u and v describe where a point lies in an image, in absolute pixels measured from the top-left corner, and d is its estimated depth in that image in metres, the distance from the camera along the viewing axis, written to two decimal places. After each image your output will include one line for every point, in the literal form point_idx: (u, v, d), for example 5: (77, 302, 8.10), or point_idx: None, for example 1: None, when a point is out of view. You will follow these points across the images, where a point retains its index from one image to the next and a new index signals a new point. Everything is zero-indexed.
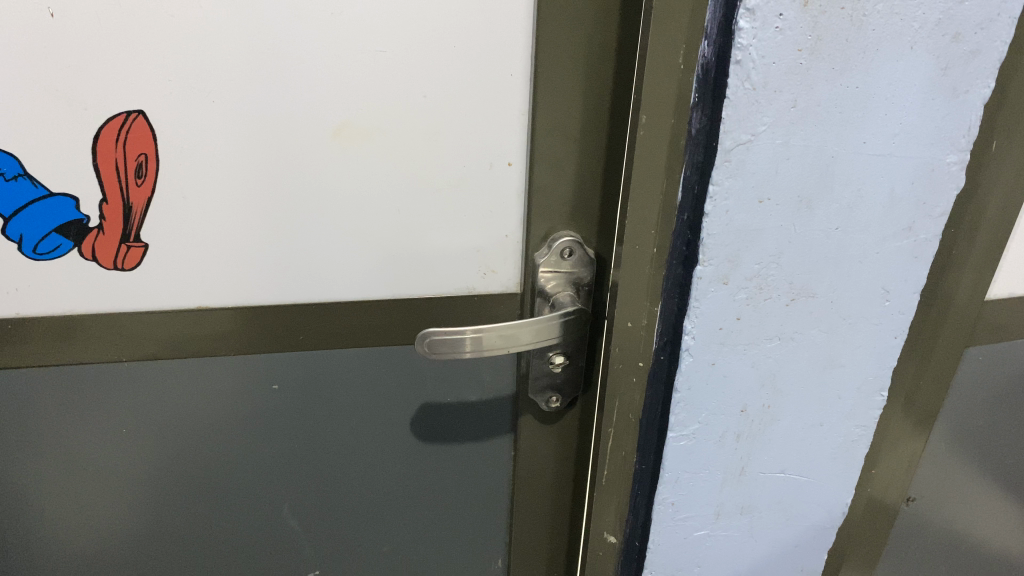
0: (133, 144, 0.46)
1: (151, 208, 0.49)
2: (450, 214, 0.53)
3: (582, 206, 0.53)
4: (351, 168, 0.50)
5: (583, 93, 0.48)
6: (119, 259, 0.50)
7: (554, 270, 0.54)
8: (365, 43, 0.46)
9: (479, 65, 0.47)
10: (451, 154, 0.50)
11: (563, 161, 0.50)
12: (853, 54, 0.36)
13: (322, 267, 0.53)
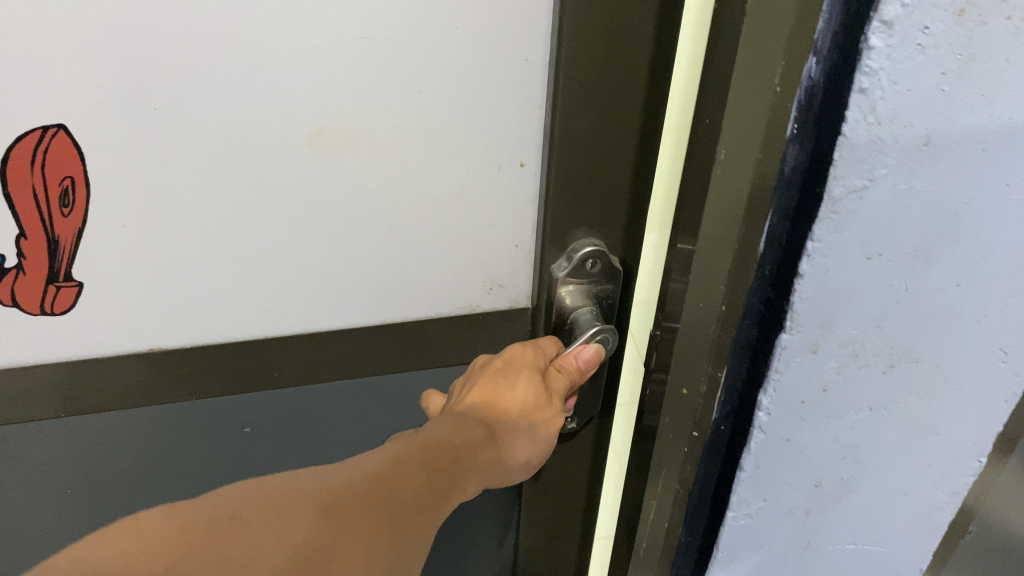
0: (55, 166, 0.37)
1: (83, 241, 0.39)
2: (451, 222, 0.44)
3: (612, 213, 0.44)
4: (331, 180, 0.41)
5: (618, 86, 0.38)
6: (47, 303, 0.40)
7: (576, 282, 0.45)
8: (344, 30, 0.36)
9: (486, 50, 0.38)
10: (450, 158, 0.42)
11: (591, 162, 0.41)
12: (1009, 78, 0.28)
13: (299, 290, 0.44)
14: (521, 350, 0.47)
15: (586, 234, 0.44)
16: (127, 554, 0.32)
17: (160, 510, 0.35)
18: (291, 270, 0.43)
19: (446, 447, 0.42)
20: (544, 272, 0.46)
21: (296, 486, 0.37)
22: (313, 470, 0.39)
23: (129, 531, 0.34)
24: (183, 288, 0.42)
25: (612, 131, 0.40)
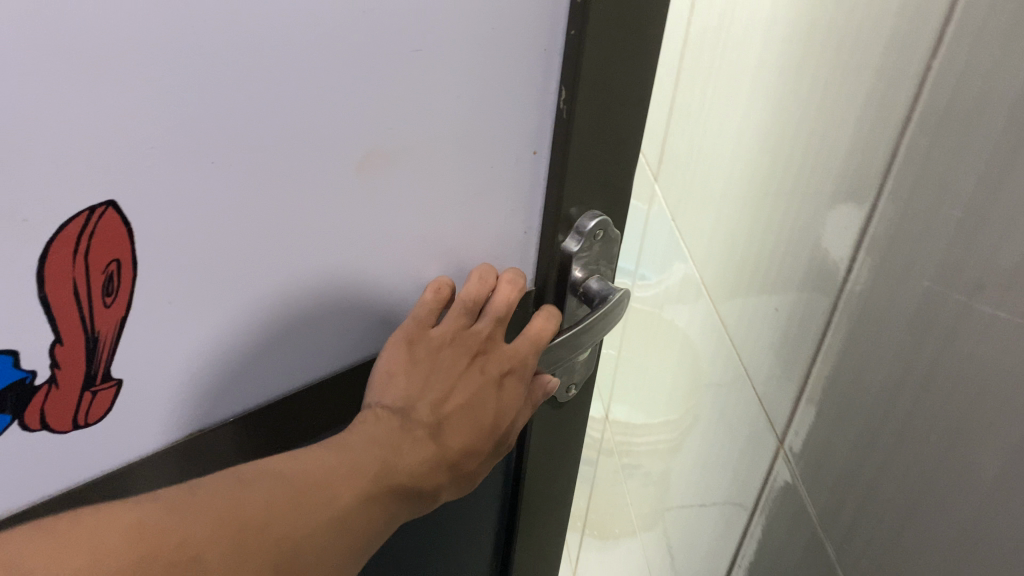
0: (99, 257, 0.32)
1: (124, 333, 0.34)
2: (473, 221, 0.43)
3: (609, 184, 0.45)
4: (376, 202, 0.38)
5: (619, 67, 0.39)
6: (81, 412, 0.35)
7: (586, 255, 0.47)
8: (400, 41, 0.33)
9: (521, 50, 0.37)
10: (482, 161, 0.40)
11: (599, 140, 0.42)
12: None
13: (322, 313, 0.41)
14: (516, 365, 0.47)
15: (589, 207, 0.45)
16: (105, 545, 0.29)
17: (130, 524, 0.30)
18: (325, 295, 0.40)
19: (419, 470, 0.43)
20: (555, 253, 0.46)
21: (270, 510, 0.34)
22: (284, 472, 0.36)
23: (79, 546, 0.29)
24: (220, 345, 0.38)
25: (613, 110, 0.41)
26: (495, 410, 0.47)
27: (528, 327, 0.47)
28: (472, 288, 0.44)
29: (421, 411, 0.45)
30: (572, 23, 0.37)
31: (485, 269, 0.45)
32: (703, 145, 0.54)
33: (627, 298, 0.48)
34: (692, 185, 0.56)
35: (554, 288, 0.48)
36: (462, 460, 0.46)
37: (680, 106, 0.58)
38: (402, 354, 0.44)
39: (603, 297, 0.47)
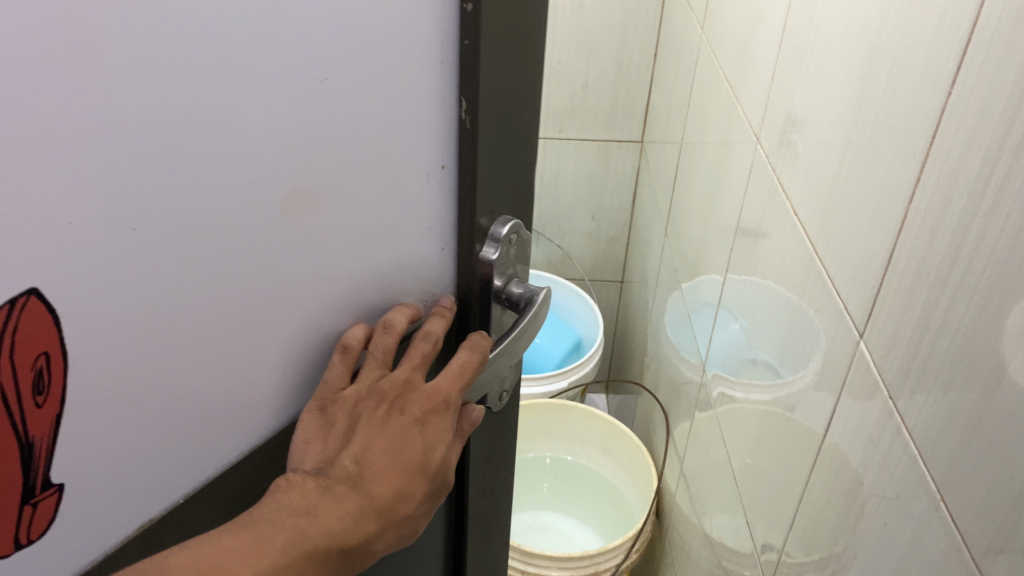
0: (23, 339, 0.24)
1: (63, 427, 0.26)
2: (390, 250, 0.37)
3: (513, 187, 0.41)
4: (301, 254, 0.33)
5: (509, 68, 0.37)
6: (19, 535, 0.26)
7: (504, 261, 0.42)
8: (307, 69, 0.29)
9: (414, 65, 0.33)
10: (395, 185, 0.35)
11: (500, 147, 0.39)
12: None
13: (267, 389, 0.35)
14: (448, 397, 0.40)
15: (498, 213, 0.41)
16: None
17: None
18: (266, 368, 0.34)
19: (340, 535, 0.34)
20: (473, 266, 0.41)
21: None
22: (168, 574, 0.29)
23: None
24: (165, 454, 0.31)
25: (509, 112, 0.38)
26: (427, 453, 0.39)
27: (450, 362, 0.41)
28: (389, 343, 0.38)
29: (345, 467, 0.36)
30: (463, 33, 0.34)
31: (399, 321, 0.38)
32: (918, 231, 0.40)
33: (549, 295, 0.44)
34: (924, 326, 0.39)
35: (477, 304, 0.42)
36: (397, 506, 0.37)
37: (906, 218, 0.41)
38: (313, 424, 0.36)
39: (529, 300, 0.42)
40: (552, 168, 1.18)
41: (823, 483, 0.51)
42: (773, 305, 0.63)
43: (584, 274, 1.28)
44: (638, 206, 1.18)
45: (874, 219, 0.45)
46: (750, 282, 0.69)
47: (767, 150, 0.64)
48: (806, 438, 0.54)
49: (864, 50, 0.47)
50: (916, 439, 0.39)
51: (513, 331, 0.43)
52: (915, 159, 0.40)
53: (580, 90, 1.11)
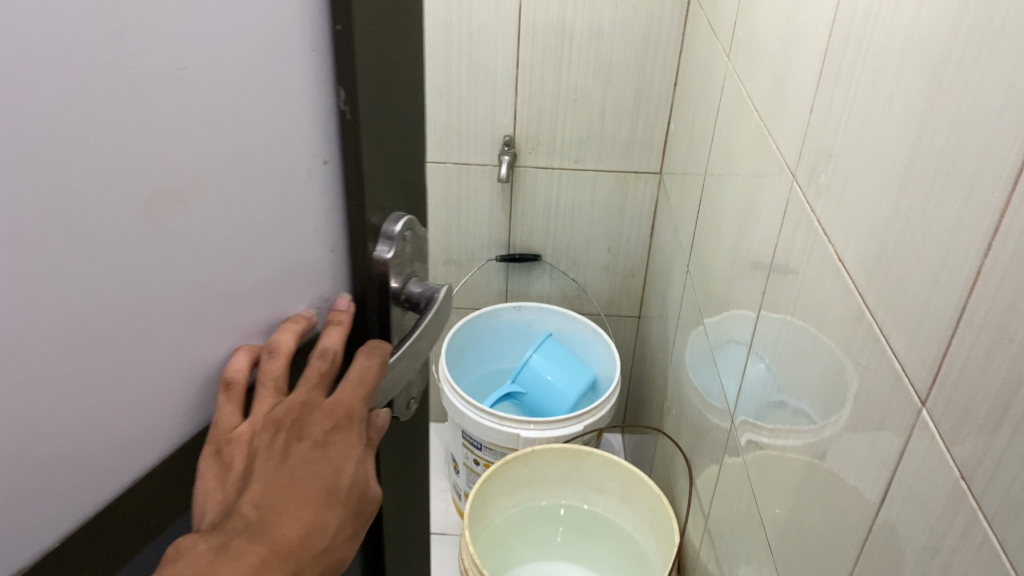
0: None
1: None
2: (272, 255, 0.33)
3: (399, 180, 0.39)
4: (180, 269, 0.29)
5: (384, 52, 0.34)
6: None
7: (398, 259, 0.39)
8: (164, 56, 0.25)
9: (284, 51, 0.30)
10: (273, 185, 0.32)
11: (383, 137, 0.36)
12: None
13: (149, 429, 0.30)
14: (351, 411, 0.38)
15: (387, 209, 0.38)
16: None
17: None
18: (146, 406, 0.30)
19: None
20: (367, 267, 0.38)
21: None
22: None
23: None
24: (22, 518, 0.26)
25: (388, 99, 0.36)
26: (337, 474, 0.37)
27: (349, 370, 0.38)
28: (276, 367, 0.35)
29: (246, 515, 0.35)
30: (335, 18, 0.31)
31: (284, 342, 0.35)
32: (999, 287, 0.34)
33: (446, 290, 0.41)
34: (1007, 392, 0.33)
35: (374, 308, 0.40)
36: (312, 539, 0.36)
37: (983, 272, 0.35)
38: (211, 469, 0.34)
39: (428, 299, 0.41)
40: (567, 199, 1.13)
41: (880, 561, 0.44)
42: (805, 346, 0.57)
43: (601, 310, 1.22)
44: (657, 239, 1.13)
45: (932, 274, 0.40)
46: (779, 316, 0.63)
47: (800, 183, 0.58)
48: (854, 500, 0.48)
49: (921, 80, 0.41)
50: (1005, 542, 0.33)
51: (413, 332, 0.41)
52: (989, 208, 0.35)
53: (596, 118, 1.06)
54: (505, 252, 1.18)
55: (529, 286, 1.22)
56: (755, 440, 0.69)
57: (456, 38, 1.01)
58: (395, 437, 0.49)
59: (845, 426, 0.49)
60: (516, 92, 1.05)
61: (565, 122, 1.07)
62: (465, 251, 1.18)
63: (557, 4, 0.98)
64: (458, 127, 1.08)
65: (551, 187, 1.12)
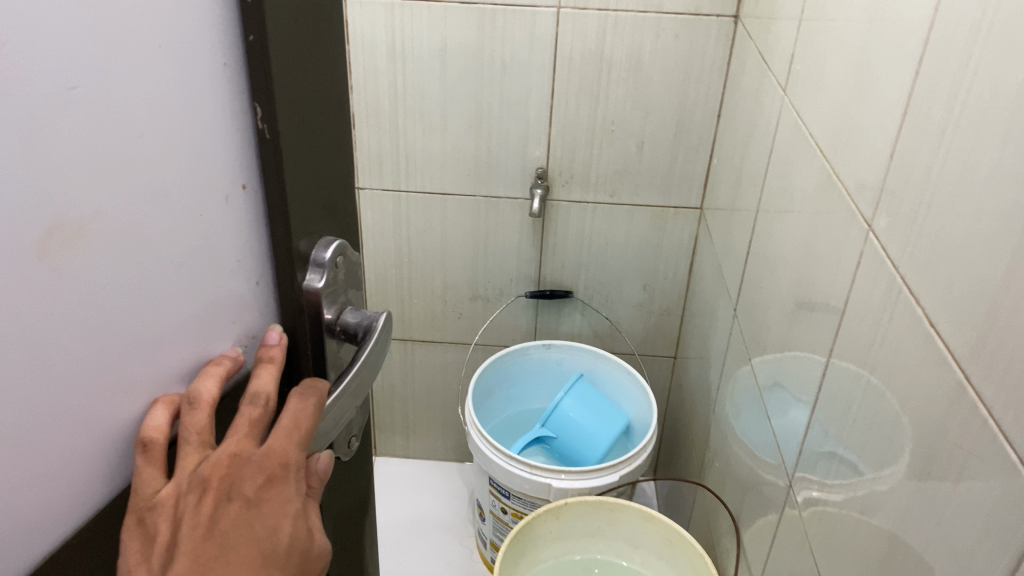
0: None
1: None
2: (193, 283, 0.33)
3: (329, 204, 0.39)
4: (82, 300, 0.28)
5: (305, 70, 0.34)
6: None
7: (332, 288, 0.40)
8: (51, 79, 0.24)
9: (188, 77, 0.29)
10: (187, 216, 0.31)
11: (307, 157, 0.36)
12: None
13: (53, 476, 0.29)
14: (285, 460, 0.37)
15: (317, 234, 0.38)
16: None
17: None
18: (49, 442, 0.28)
19: None
20: (298, 298, 0.38)
21: None
22: None
23: None
24: None
25: (313, 117, 0.36)
26: None
27: (281, 417, 0.38)
28: (202, 420, 0.34)
29: None
30: (247, 27, 0.31)
31: (207, 391, 0.34)
32: None
33: (385, 321, 0.42)
34: None
35: (306, 343, 0.40)
36: None
37: None
38: (136, 539, 0.33)
39: (366, 328, 0.41)
40: (602, 235, 1.08)
41: None
42: (881, 410, 0.51)
43: (635, 350, 1.17)
44: (696, 278, 1.07)
45: None
46: (848, 372, 0.57)
47: (878, 235, 0.53)
48: None
49: None
50: None
51: (349, 367, 0.41)
52: None
53: (635, 151, 1.01)
54: (535, 288, 1.13)
55: (559, 323, 1.16)
56: (813, 498, 0.64)
57: (490, 66, 0.97)
58: (333, 473, 0.48)
59: (932, 510, 0.44)
60: (551, 123, 1.01)
61: (602, 155, 1.02)
62: (493, 286, 1.13)
63: (596, 32, 0.94)
64: (490, 160, 1.04)
65: (585, 221, 1.07)
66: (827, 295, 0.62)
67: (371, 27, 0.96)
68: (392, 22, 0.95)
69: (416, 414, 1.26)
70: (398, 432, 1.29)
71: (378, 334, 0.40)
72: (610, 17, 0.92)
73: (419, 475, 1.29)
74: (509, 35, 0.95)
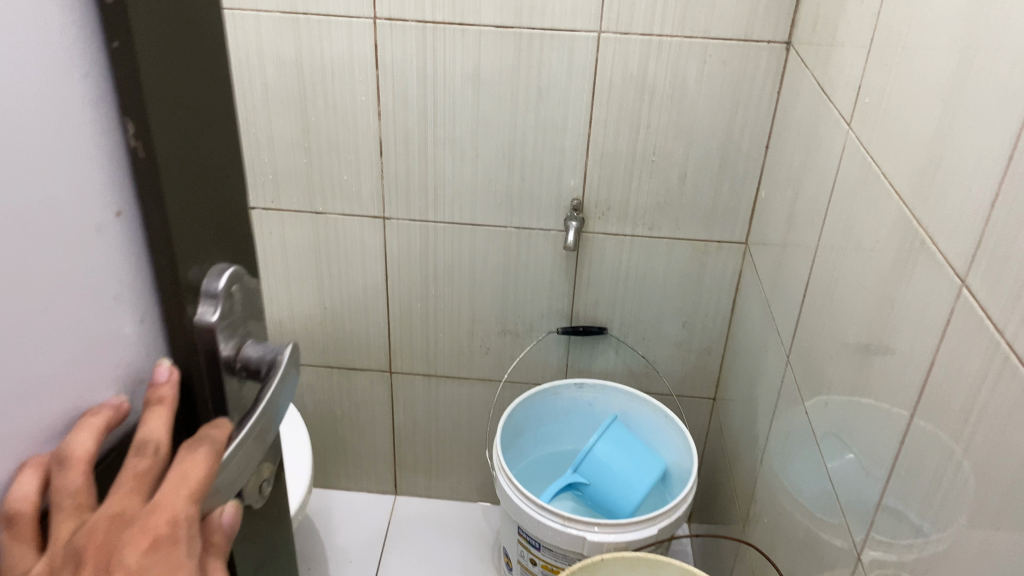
0: None
1: None
2: (57, 332, 0.27)
3: (222, 225, 0.34)
4: None
5: (182, 69, 0.29)
6: None
7: (228, 323, 0.34)
8: None
9: (36, 94, 0.24)
10: (43, 257, 0.26)
11: (192, 172, 0.31)
12: None
13: None
14: (180, 519, 0.30)
15: (208, 260, 0.33)
16: None
17: None
18: None
19: None
20: (188, 332, 0.32)
21: None
22: None
23: None
24: None
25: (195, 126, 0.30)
26: None
27: (178, 467, 0.31)
28: (76, 481, 0.28)
29: None
30: (110, 33, 0.26)
31: (80, 448, 0.28)
32: None
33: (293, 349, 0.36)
34: None
35: (201, 381, 0.33)
36: None
37: None
38: None
39: (269, 363, 0.35)
40: (640, 269, 1.02)
41: None
42: (981, 492, 0.45)
43: (672, 390, 1.11)
44: (738, 317, 1.02)
45: None
46: (935, 443, 0.51)
47: (973, 292, 0.47)
48: None
49: None
50: None
51: (256, 405, 0.34)
52: None
53: (676, 182, 0.96)
54: (567, 324, 1.07)
55: (591, 360, 1.11)
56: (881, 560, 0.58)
57: (526, 93, 0.93)
58: (252, 521, 0.42)
59: None
60: (588, 152, 0.96)
61: (641, 186, 0.97)
62: (522, 321, 1.08)
63: (639, 58, 0.89)
64: (524, 190, 0.99)
65: (622, 255, 1.02)
66: (905, 351, 0.56)
67: (403, 51, 0.92)
68: (425, 46, 0.91)
69: (439, 453, 1.20)
70: (421, 471, 1.23)
71: (285, 369, 0.35)
72: (653, 41, 0.88)
73: (443, 517, 1.23)
74: (546, 59, 0.90)
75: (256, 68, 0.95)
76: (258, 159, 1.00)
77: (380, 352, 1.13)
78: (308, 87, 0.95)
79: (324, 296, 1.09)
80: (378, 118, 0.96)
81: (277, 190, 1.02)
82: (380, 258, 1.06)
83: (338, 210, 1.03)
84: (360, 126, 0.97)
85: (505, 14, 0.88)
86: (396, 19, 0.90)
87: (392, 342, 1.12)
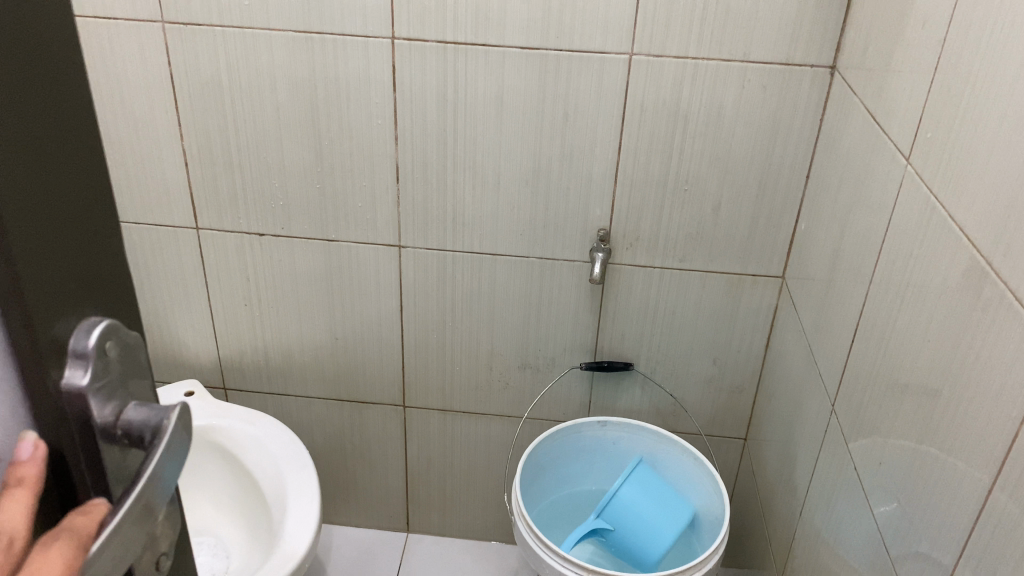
0: None
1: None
2: None
3: (88, 278, 0.28)
4: None
5: (13, 99, 0.23)
6: None
7: (98, 384, 0.28)
8: None
9: None
10: None
11: (36, 223, 0.25)
12: None
13: None
14: None
15: (67, 321, 0.27)
16: None
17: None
18: None
19: None
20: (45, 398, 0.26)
21: None
22: None
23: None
24: None
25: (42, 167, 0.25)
26: None
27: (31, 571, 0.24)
28: None
29: None
30: None
31: None
32: None
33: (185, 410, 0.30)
34: None
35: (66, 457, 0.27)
36: None
37: None
38: None
39: (155, 428, 0.29)
40: (670, 303, 0.97)
41: None
42: None
43: (701, 429, 1.06)
44: (774, 355, 0.96)
45: None
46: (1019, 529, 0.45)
47: None
48: None
49: None
50: None
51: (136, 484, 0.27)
52: None
53: (710, 213, 0.91)
54: (591, 360, 1.02)
55: (616, 397, 1.05)
56: None
57: (552, 118, 0.88)
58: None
59: None
60: (617, 180, 0.91)
61: (673, 217, 0.92)
62: (544, 356, 1.03)
63: (672, 82, 0.84)
64: (547, 220, 0.94)
65: (651, 289, 0.97)
66: (979, 416, 0.50)
67: (422, 74, 0.87)
68: (446, 68, 0.86)
69: (454, 490, 1.15)
70: (434, 508, 1.18)
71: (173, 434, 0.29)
72: (688, 65, 0.83)
73: (457, 556, 1.18)
74: (574, 83, 0.86)
75: (268, 90, 0.90)
76: (269, 184, 0.96)
77: (393, 385, 1.08)
78: (322, 110, 0.91)
79: (336, 327, 1.04)
80: (395, 143, 0.91)
81: (288, 217, 0.98)
82: (395, 289, 1.01)
83: (352, 238, 0.98)
84: (376, 151, 0.92)
85: (531, 36, 0.84)
86: (416, 39, 0.85)
87: (406, 376, 1.07)
